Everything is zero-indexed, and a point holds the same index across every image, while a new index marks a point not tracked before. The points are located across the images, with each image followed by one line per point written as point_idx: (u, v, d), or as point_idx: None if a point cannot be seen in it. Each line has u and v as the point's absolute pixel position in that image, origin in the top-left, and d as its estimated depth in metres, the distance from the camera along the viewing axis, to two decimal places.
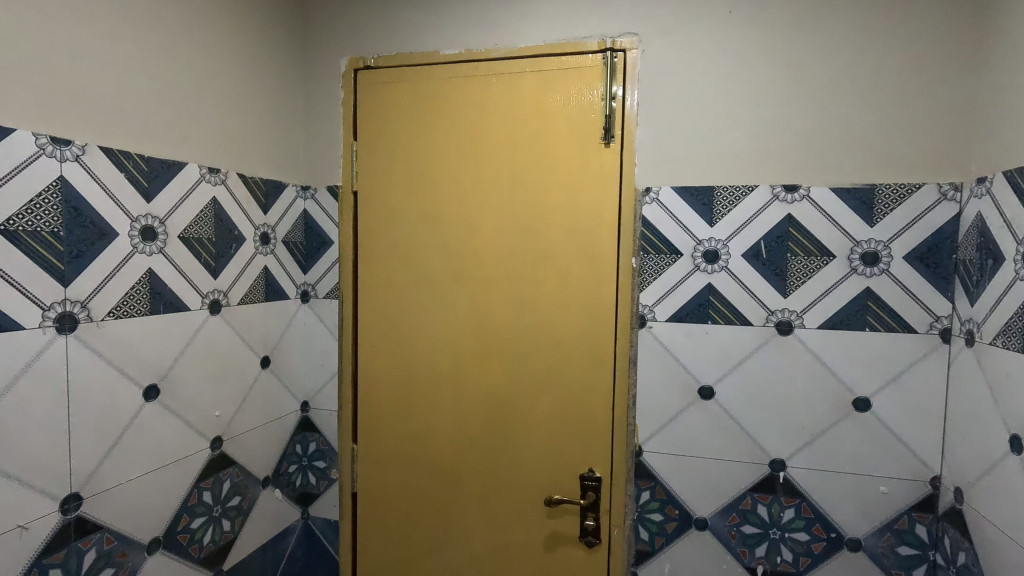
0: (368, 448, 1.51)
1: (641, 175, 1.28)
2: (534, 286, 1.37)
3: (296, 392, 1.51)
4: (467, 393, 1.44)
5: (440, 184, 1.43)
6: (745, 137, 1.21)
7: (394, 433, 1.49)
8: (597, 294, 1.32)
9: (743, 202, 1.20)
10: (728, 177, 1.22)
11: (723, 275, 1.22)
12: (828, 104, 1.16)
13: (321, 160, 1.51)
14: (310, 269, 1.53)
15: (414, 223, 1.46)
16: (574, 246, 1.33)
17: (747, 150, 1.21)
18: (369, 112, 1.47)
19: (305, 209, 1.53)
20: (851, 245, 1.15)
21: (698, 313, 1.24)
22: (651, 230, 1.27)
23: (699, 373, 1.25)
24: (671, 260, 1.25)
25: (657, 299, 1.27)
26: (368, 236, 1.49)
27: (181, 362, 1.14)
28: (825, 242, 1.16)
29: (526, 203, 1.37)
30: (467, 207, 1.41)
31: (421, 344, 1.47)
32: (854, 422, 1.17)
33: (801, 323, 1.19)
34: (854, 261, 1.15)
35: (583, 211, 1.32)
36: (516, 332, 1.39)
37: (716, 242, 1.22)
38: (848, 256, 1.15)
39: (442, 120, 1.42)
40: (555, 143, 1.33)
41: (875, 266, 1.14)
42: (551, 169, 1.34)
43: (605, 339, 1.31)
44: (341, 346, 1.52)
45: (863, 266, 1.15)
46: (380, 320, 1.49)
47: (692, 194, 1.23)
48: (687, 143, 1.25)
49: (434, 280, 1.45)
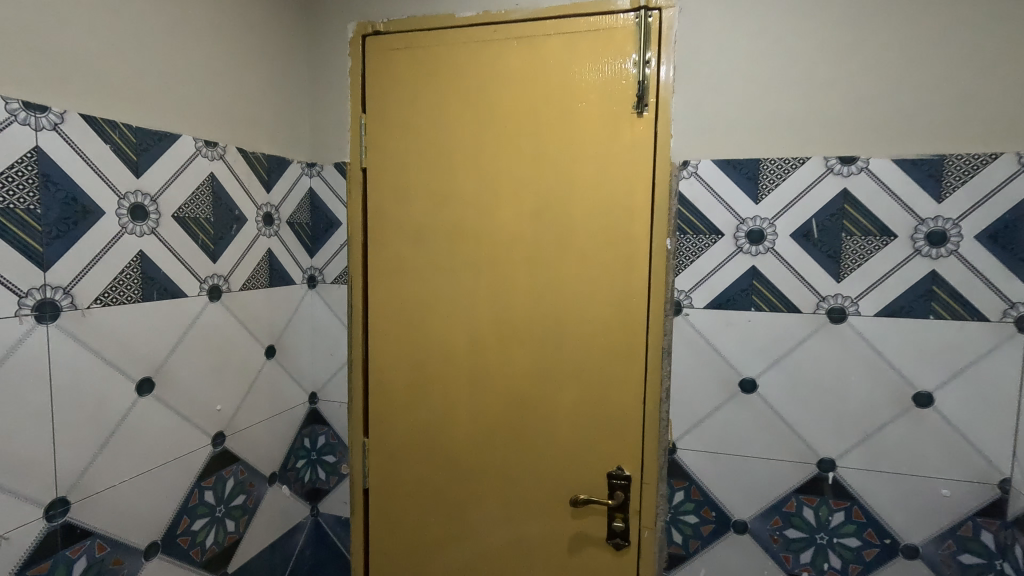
0: (381, 442, 1.42)
1: (678, 148, 1.16)
2: (558, 271, 1.27)
3: (303, 383, 1.43)
4: (485, 383, 1.35)
5: (457, 160, 1.33)
6: (796, 104, 1.09)
7: (409, 427, 1.41)
8: (629, 279, 1.21)
9: (792, 177, 1.09)
10: (775, 149, 1.10)
11: (770, 258, 1.11)
12: (892, 66, 1.04)
13: (328, 135, 1.41)
14: (317, 252, 1.43)
15: (429, 203, 1.36)
16: (603, 226, 1.23)
17: (799, 118, 1.09)
18: (379, 82, 1.36)
19: (311, 186, 1.42)
20: (915, 224, 1.03)
21: (740, 299, 1.13)
22: (689, 208, 1.15)
23: (740, 364, 1.14)
24: (711, 241, 1.14)
25: (695, 284, 1.16)
26: (379, 216, 1.39)
27: (178, 353, 1.05)
28: (885, 220, 1.05)
29: (550, 181, 1.26)
30: (485, 183, 1.31)
31: (437, 332, 1.38)
32: (914, 419, 1.06)
33: (856, 310, 1.08)
34: (919, 241, 1.03)
35: (614, 188, 1.21)
36: (538, 319, 1.30)
37: (761, 221, 1.11)
38: (912, 236, 1.04)
39: (458, 90, 1.31)
40: (584, 114, 1.22)
41: (943, 247, 1.02)
42: (578, 143, 1.23)
43: (638, 328, 1.21)
44: (350, 335, 1.43)
45: (928, 247, 1.03)
46: (393, 307, 1.40)
47: (736, 167, 1.12)
48: (730, 112, 1.13)
49: (450, 264, 1.35)
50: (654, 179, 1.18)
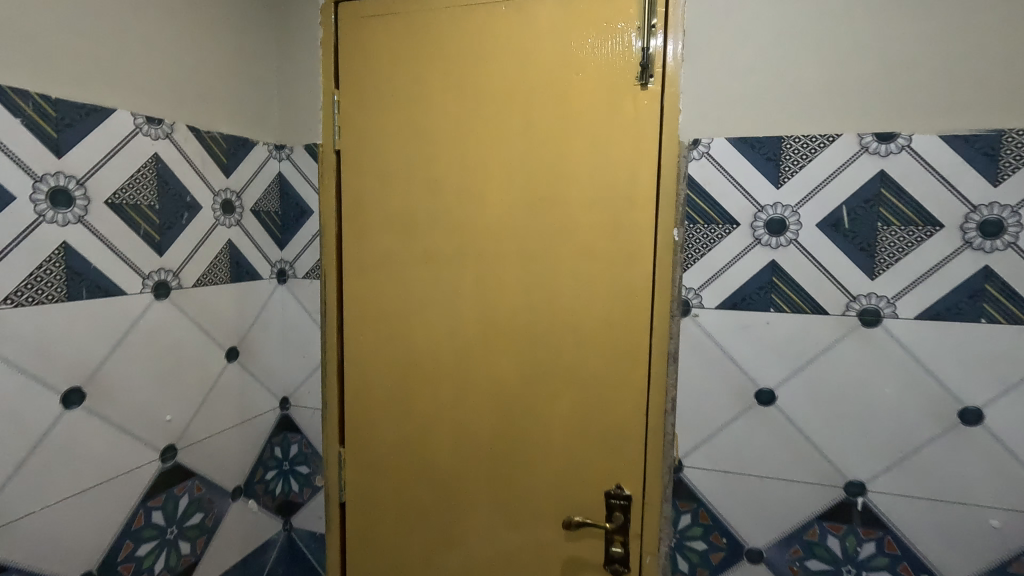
0: (358, 451, 1.31)
1: (687, 125, 1.02)
2: (550, 265, 1.14)
3: (273, 387, 1.30)
4: (471, 388, 1.23)
5: (439, 142, 1.19)
6: (825, 71, 0.93)
7: (389, 435, 1.29)
8: (630, 275, 1.08)
9: (820, 157, 0.93)
10: (800, 125, 0.95)
11: (792, 251, 0.96)
12: (942, 24, 0.88)
13: (297, 113, 1.26)
14: (288, 244, 1.29)
15: (409, 189, 1.22)
16: (601, 215, 1.09)
17: (828, 88, 0.93)
18: (353, 55, 1.22)
19: (280, 171, 1.27)
20: (966, 212, 0.88)
21: (757, 298, 0.99)
22: (699, 194, 1.01)
23: (756, 373, 1.00)
24: (724, 232, 0.99)
25: (705, 281, 1.02)
26: (355, 205, 1.25)
27: (115, 358, 0.93)
28: (930, 207, 0.89)
29: (542, 164, 1.12)
30: (471, 167, 1.18)
31: (419, 332, 1.26)
32: (960, 438, 0.92)
33: (892, 312, 0.93)
34: (969, 232, 0.88)
35: (614, 171, 1.07)
36: (530, 319, 1.17)
37: (783, 208, 0.96)
38: (962, 226, 0.88)
39: (440, 63, 1.17)
40: (581, 88, 1.08)
41: (999, 239, 0.87)
42: (573, 121, 1.09)
43: (640, 330, 1.08)
44: (324, 335, 1.30)
45: (981, 239, 0.88)
46: (370, 304, 1.27)
47: (754, 147, 0.97)
48: (747, 83, 0.98)
49: (433, 257, 1.23)
50: (659, 161, 1.03)
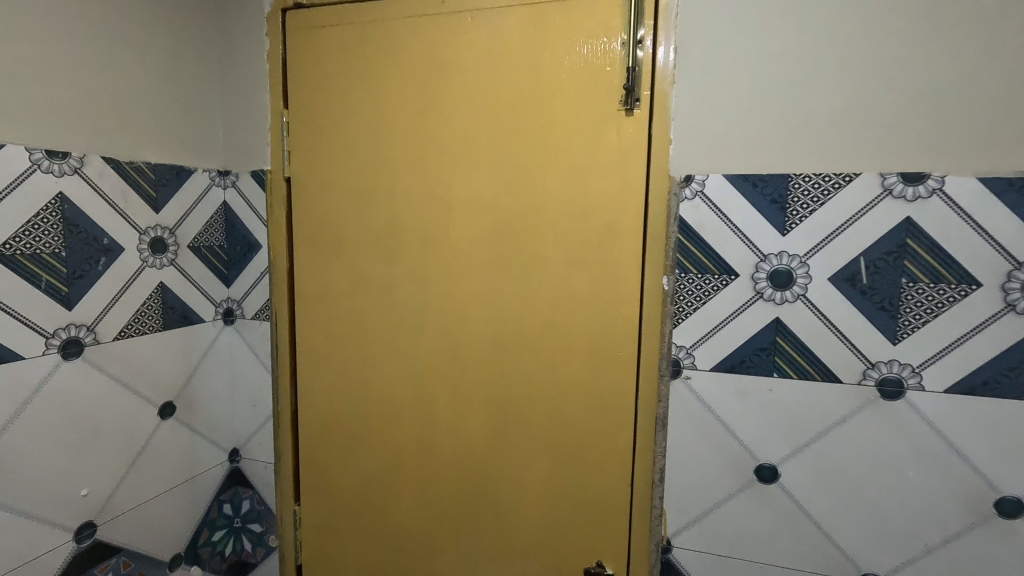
0: (316, 509, 1.19)
1: (678, 157, 0.87)
2: (524, 312, 1.01)
3: (221, 439, 1.17)
4: (437, 444, 1.10)
5: (399, 170, 1.05)
6: (842, 98, 0.79)
7: (349, 492, 1.17)
8: (612, 327, 0.94)
9: (834, 200, 0.79)
10: (811, 161, 0.81)
11: (800, 308, 0.82)
12: (987, 41, 0.73)
13: (243, 135, 1.12)
14: (235, 281, 1.16)
15: (367, 222, 1.09)
16: (580, 259, 0.95)
17: (846, 118, 0.79)
18: (303, 70, 1.08)
19: (225, 200, 1.14)
20: (1009, 269, 0.74)
21: (758, 361, 0.85)
22: (692, 239, 0.87)
23: (756, 446, 0.87)
24: (720, 284, 0.86)
25: (699, 339, 0.88)
26: (308, 238, 1.12)
27: (13, 433, 0.81)
28: (965, 262, 0.75)
29: (514, 198, 0.98)
30: (435, 201, 1.04)
31: (379, 381, 1.13)
32: (996, 532, 0.78)
33: (918, 383, 0.79)
34: (1013, 293, 0.74)
35: (595, 209, 0.93)
36: (501, 372, 1.04)
37: (789, 259, 0.82)
38: (1003, 286, 0.74)
39: (399, 79, 1.03)
40: (557, 112, 0.93)
41: None
42: (549, 150, 0.95)
43: (624, 390, 0.95)
44: (276, 382, 1.17)
45: None
46: (326, 348, 1.15)
47: (756, 186, 0.82)
48: (750, 109, 0.83)
49: (394, 299, 1.09)
50: (647, 199, 0.89)
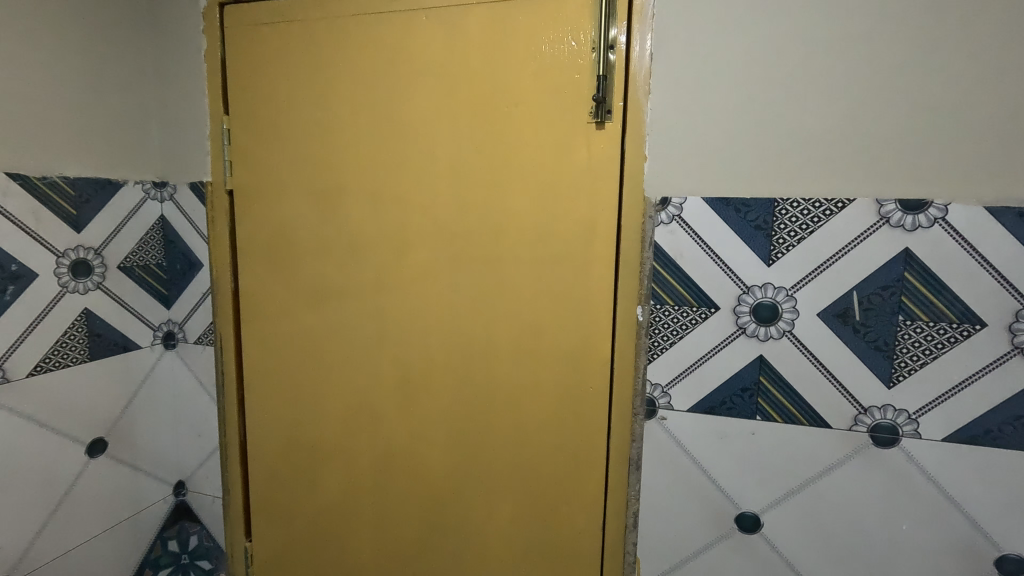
0: (269, 546, 1.10)
1: (654, 176, 0.79)
2: (486, 342, 0.92)
3: (164, 472, 1.09)
4: (396, 479, 1.02)
5: (350, 184, 0.96)
6: (834, 114, 0.71)
7: (304, 529, 1.09)
8: (582, 361, 0.86)
9: (825, 228, 0.71)
10: (800, 184, 0.72)
11: (786, 346, 0.74)
12: (993, 55, 0.65)
13: (181, 143, 1.02)
14: (176, 302, 1.07)
15: (317, 240, 0.99)
16: (546, 285, 0.86)
17: (837, 138, 0.71)
18: (245, 72, 0.98)
19: (163, 214, 1.04)
20: (1017, 309, 0.66)
21: (740, 402, 0.77)
22: (668, 267, 0.78)
23: (737, 493, 0.79)
24: (699, 318, 0.77)
25: (675, 376, 0.80)
26: (254, 257, 1.02)
27: None
28: (968, 300, 0.67)
29: (476, 217, 0.89)
30: (390, 218, 0.94)
31: (334, 411, 1.04)
32: None
33: (914, 430, 0.71)
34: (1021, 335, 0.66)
35: (563, 231, 0.84)
36: (462, 405, 0.95)
37: (775, 292, 0.74)
38: (1011, 327, 0.66)
39: (350, 84, 0.93)
40: (521, 123, 0.84)
41: None
42: (513, 166, 0.86)
43: (594, 429, 0.87)
44: (223, 411, 1.08)
45: None
46: (277, 375, 1.06)
47: (739, 212, 0.74)
48: (732, 126, 0.75)
49: (348, 324, 1.00)
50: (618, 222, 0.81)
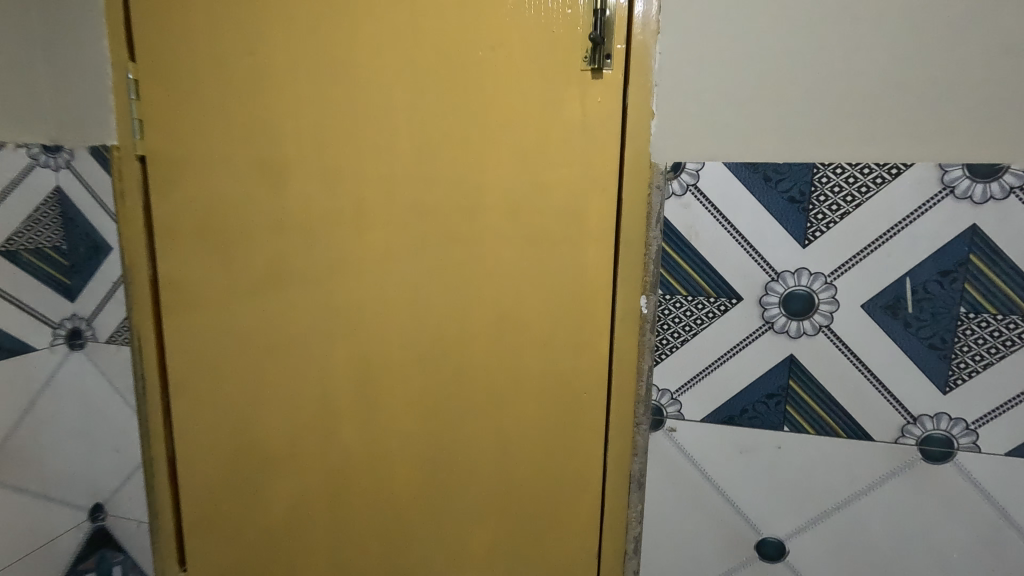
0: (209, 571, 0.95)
1: (663, 137, 0.64)
2: (459, 339, 0.77)
3: (76, 496, 0.92)
4: (355, 498, 0.87)
5: (288, 149, 0.78)
6: (888, 59, 0.57)
7: (247, 554, 0.94)
8: (573, 361, 0.72)
9: (874, 201, 0.58)
10: (844, 146, 0.59)
11: (822, 345, 0.61)
12: None
13: (77, 99, 0.83)
14: (82, 293, 0.88)
15: (251, 217, 0.82)
16: (531, 272, 0.72)
17: (891, 88, 0.57)
18: (154, 8, 0.78)
19: (59, 186, 0.85)
20: None
21: (764, 411, 0.64)
22: (680, 249, 0.64)
23: (759, 516, 0.67)
24: (717, 310, 0.64)
25: (687, 381, 0.66)
26: (176, 238, 0.85)
27: None
28: None
29: (444, 189, 0.73)
30: (339, 190, 0.78)
31: (280, 420, 0.88)
32: None
33: (972, 443, 0.60)
34: None
35: (551, 205, 0.69)
36: (431, 413, 0.81)
37: (810, 279, 0.61)
38: None
39: (285, 23, 0.75)
40: (498, 73, 0.68)
41: None
42: (489, 125, 0.70)
43: (588, 439, 0.74)
44: (145, 422, 0.91)
45: None
46: (210, 379, 0.89)
47: (769, 180, 0.60)
48: (761, 75, 0.60)
49: (293, 318, 0.84)
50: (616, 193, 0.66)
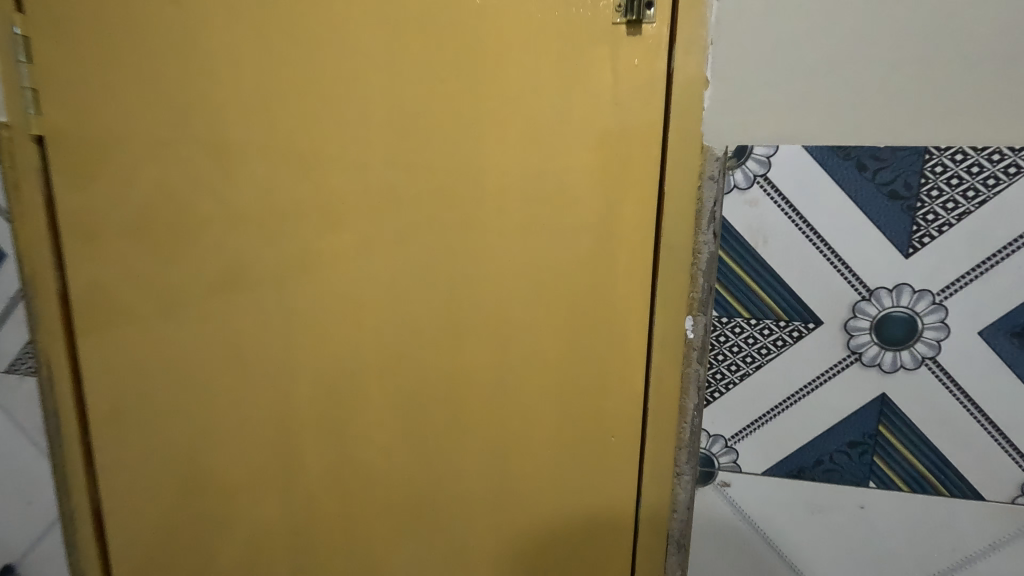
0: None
1: (722, 112, 0.49)
2: (451, 370, 0.61)
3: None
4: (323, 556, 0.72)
5: (229, 129, 0.61)
6: None
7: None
8: (597, 397, 0.58)
9: (1005, 197, 0.44)
10: (966, 125, 0.45)
11: (924, 382, 0.48)
12: None
13: None
14: None
15: (182, 213, 0.64)
16: (544, 287, 0.56)
17: None
18: None
19: None
20: None
21: (844, 463, 0.51)
22: (742, 258, 0.49)
23: None
24: (788, 337, 0.50)
25: (746, 425, 0.52)
26: (87, 239, 0.67)
27: None
28: None
29: (432, 180, 0.57)
30: (295, 181, 0.61)
31: (227, 464, 0.71)
32: None
33: None
34: None
35: (570, 202, 0.54)
36: (418, 458, 0.65)
37: (913, 298, 0.47)
38: None
39: None
40: (500, 31, 0.52)
41: None
42: (487, 99, 0.54)
43: (615, 491, 0.59)
44: (59, 467, 0.73)
45: None
46: (136, 415, 0.71)
47: (864, 169, 0.46)
48: (859, 27, 0.45)
49: (239, 344, 0.67)
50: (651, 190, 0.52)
